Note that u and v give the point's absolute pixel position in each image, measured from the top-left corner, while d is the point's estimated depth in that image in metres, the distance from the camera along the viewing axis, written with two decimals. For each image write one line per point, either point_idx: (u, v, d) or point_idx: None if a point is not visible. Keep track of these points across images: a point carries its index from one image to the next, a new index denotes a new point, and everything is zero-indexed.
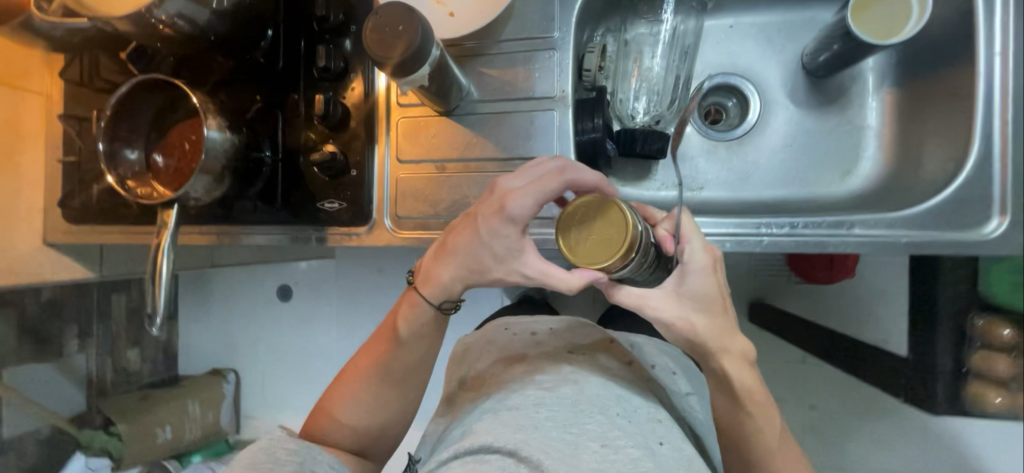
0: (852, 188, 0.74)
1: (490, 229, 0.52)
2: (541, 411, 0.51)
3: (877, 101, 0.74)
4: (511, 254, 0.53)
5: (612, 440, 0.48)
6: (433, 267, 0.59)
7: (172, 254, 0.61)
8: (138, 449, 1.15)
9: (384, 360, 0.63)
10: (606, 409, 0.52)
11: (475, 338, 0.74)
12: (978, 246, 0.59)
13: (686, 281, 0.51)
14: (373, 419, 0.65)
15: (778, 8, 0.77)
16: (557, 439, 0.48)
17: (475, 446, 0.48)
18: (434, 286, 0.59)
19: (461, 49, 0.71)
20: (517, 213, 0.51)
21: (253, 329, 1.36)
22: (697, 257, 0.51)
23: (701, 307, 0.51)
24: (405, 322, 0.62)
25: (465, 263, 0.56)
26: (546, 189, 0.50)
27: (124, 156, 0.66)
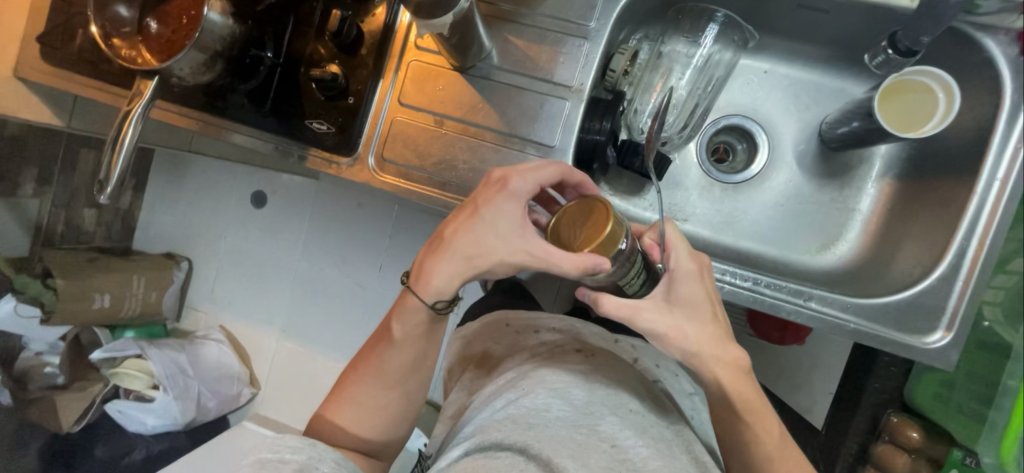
0: (825, 263, 0.75)
1: (495, 205, 0.55)
2: (552, 410, 0.57)
3: (876, 189, 0.74)
4: (513, 232, 0.54)
5: (622, 443, 0.55)
6: (430, 268, 0.59)
7: (140, 124, 0.59)
8: (70, 308, 1.13)
9: (378, 359, 0.65)
10: (614, 410, 0.59)
11: (480, 327, 0.83)
12: (916, 352, 0.60)
13: (674, 287, 0.55)
14: (366, 422, 0.65)
15: (816, 68, 0.75)
16: (568, 438, 0.54)
17: (485, 443, 0.54)
18: (428, 285, 0.59)
19: (494, 10, 0.69)
20: (521, 189, 0.56)
21: (218, 225, 1.34)
22: (682, 263, 0.55)
23: (692, 316, 0.54)
24: (398, 322, 0.63)
25: (462, 246, 0.56)
26: (545, 173, 0.57)
27: (115, 12, 0.63)
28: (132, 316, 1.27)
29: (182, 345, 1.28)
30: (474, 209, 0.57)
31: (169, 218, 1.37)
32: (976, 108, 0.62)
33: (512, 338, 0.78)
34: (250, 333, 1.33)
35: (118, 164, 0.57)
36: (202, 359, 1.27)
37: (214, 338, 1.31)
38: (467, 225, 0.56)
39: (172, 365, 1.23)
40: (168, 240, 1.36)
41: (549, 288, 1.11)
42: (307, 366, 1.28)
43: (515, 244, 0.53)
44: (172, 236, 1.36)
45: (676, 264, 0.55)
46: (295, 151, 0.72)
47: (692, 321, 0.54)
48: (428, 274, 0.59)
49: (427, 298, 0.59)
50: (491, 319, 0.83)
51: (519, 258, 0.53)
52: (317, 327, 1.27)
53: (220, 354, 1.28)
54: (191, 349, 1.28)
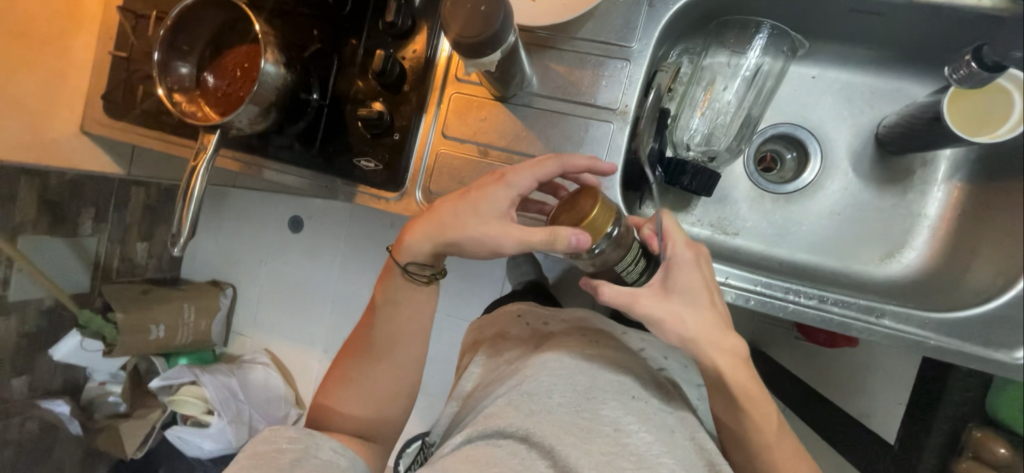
0: (891, 273, 0.72)
1: (489, 194, 0.56)
2: (553, 397, 0.56)
3: (943, 192, 0.71)
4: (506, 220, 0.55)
5: (624, 426, 0.53)
6: (408, 235, 0.61)
7: (208, 174, 0.63)
8: (130, 341, 1.17)
9: (387, 350, 0.66)
10: (617, 395, 0.57)
11: (494, 317, 0.83)
12: (1003, 368, 0.57)
13: (673, 275, 0.55)
14: (361, 406, 0.66)
15: (869, 69, 0.72)
16: (570, 422, 0.53)
17: (488, 431, 0.54)
18: (409, 252, 0.61)
19: (531, 37, 0.69)
20: (517, 184, 0.55)
21: (257, 250, 1.36)
22: (679, 252, 0.55)
23: (690, 302, 0.54)
24: (383, 290, 0.66)
25: (445, 216, 0.57)
26: (544, 172, 0.56)
27: (176, 69, 0.66)
28: (184, 344, 1.30)
29: (232, 369, 1.31)
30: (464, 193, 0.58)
31: (209, 246, 1.40)
32: None
33: (519, 327, 0.78)
34: (292, 354, 1.35)
35: (187, 219, 0.62)
36: (249, 382, 1.29)
37: (259, 361, 1.34)
38: (456, 204, 0.58)
39: (224, 390, 1.26)
40: (211, 268, 1.40)
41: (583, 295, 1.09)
42: None
43: (497, 230, 0.54)
44: (214, 264, 1.40)
45: (673, 253, 0.55)
46: (342, 189, 0.74)
47: (690, 306, 0.54)
48: (411, 240, 0.60)
49: (403, 261, 0.61)
50: (500, 314, 0.83)
51: (496, 241, 0.55)
52: None
53: (267, 377, 1.31)
54: (240, 373, 1.30)
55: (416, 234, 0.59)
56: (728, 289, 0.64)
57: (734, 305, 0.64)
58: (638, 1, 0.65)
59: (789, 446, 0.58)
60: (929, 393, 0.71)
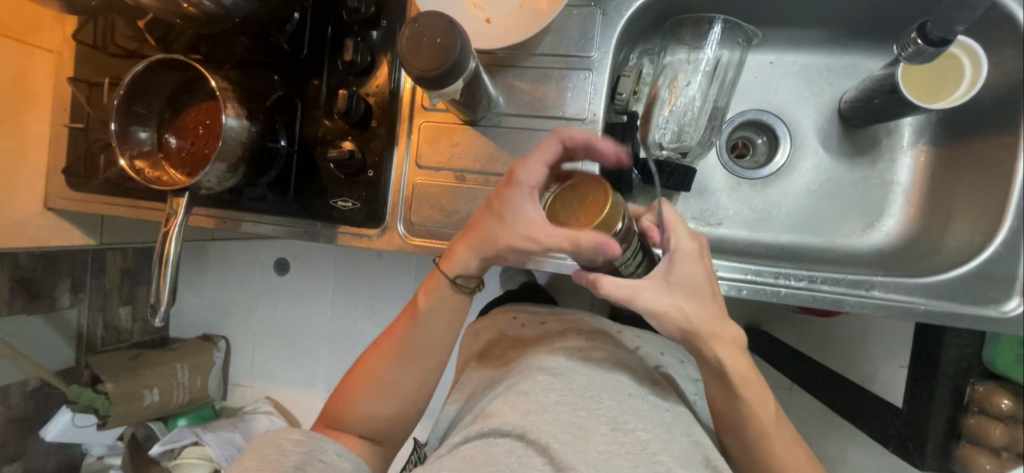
0: (875, 242, 0.73)
1: (505, 197, 0.56)
2: (550, 396, 0.55)
3: (911, 159, 0.72)
4: (517, 217, 0.55)
5: (622, 424, 0.52)
6: (454, 246, 0.60)
7: (182, 236, 0.62)
8: (124, 409, 1.12)
9: (381, 378, 0.64)
10: (614, 393, 0.57)
11: (491, 322, 0.82)
12: (995, 324, 0.58)
13: (674, 267, 0.54)
14: (384, 403, 0.64)
15: (823, 49, 0.74)
16: (566, 421, 0.52)
17: (485, 430, 0.53)
18: (453, 263, 0.60)
19: (491, 58, 0.69)
20: (526, 180, 0.55)
21: (244, 298, 1.33)
22: (681, 244, 0.55)
23: (691, 294, 0.54)
24: (426, 293, 0.63)
25: (480, 228, 0.58)
26: (547, 153, 0.56)
27: (135, 135, 0.65)
28: (182, 404, 1.24)
29: (234, 424, 1.26)
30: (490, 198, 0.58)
31: (195, 302, 1.36)
32: (1002, 65, 0.60)
33: (518, 330, 0.76)
34: (296, 398, 1.31)
35: (166, 284, 0.60)
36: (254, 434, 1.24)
37: (262, 410, 1.29)
38: (487, 212, 0.57)
39: (228, 447, 1.21)
40: (198, 323, 1.36)
41: (581, 296, 1.08)
42: None
43: (516, 227, 0.55)
44: (202, 318, 1.36)
45: (677, 244, 0.55)
46: (324, 232, 0.73)
47: (691, 299, 0.54)
48: (456, 251, 0.60)
49: (449, 273, 0.60)
50: (500, 313, 0.82)
51: (523, 242, 0.54)
52: None
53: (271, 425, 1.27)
54: (243, 426, 1.25)
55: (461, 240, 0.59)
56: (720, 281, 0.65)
57: (728, 296, 0.65)
58: (591, 11, 0.66)
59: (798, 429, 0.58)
60: (928, 353, 0.72)
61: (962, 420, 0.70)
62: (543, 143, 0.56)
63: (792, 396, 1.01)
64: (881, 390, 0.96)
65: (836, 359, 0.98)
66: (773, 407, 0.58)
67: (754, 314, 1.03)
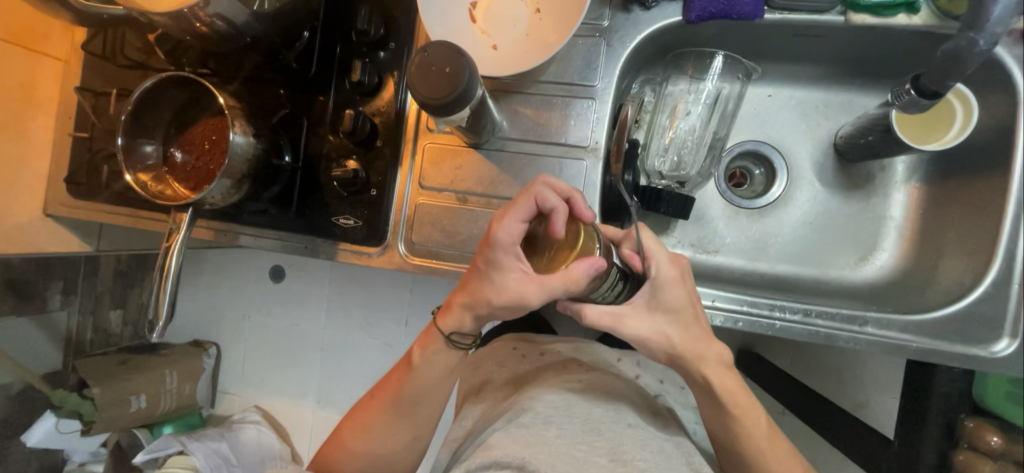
0: (868, 275, 0.74)
1: (488, 256, 0.50)
2: (549, 429, 0.55)
3: (903, 194, 0.74)
4: (501, 278, 0.50)
5: (622, 455, 0.52)
6: (451, 297, 0.57)
7: (183, 252, 0.61)
8: (110, 416, 1.10)
9: (377, 422, 0.65)
10: (612, 424, 0.57)
11: (490, 351, 0.81)
12: (986, 363, 0.59)
13: (658, 296, 0.53)
14: (377, 453, 0.66)
15: (820, 85, 0.76)
16: (566, 453, 0.52)
17: (486, 462, 0.52)
18: (450, 318, 0.58)
19: (497, 84, 0.70)
20: (505, 241, 0.48)
21: (238, 305, 1.32)
22: (664, 271, 0.53)
23: (674, 320, 0.55)
24: (420, 348, 0.62)
25: (470, 284, 0.54)
26: (519, 211, 0.47)
27: (141, 149, 0.65)
28: (168, 411, 1.22)
29: (221, 433, 1.24)
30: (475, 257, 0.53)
31: (188, 307, 1.35)
32: (992, 109, 0.62)
33: (518, 361, 0.77)
34: (286, 408, 1.29)
35: (165, 300, 0.60)
36: (241, 445, 1.22)
37: (251, 420, 1.27)
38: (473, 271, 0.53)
39: (214, 457, 1.20)
40: (190, 328, 1.34)
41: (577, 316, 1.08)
42: None
43: (506, 290, 0.49)
44: (194, 323, 1.34)
45: (657, 272, 0.53)
46: (323, 248, 0.73)
47: (674, 323, 0.55)
48: (450, 306, 0.57)
49: (445, 329, 0.58)
50: (497, 343, 0.81)
51: (512, 303, 0.50)
52: (349, 394, 1.25)
53: (259, 436, 1.24)
54: (230, 436, 1.24)
55: (458, 295, 0.56)
56: (718, 311, 0.65)
57: (724, 327, 0.65)
58: (596, 42, 0.68)
59: (792, 464, 0.59)
60: (920, 388, 0.73)
61: (954, 457, 0.70)
62: (516, 200, 0.48)
63: (785, 422, 1.01)
64: (871, 419, 0.96)
65: (827, 386, 0.99)
66: (772, 439, 0.58)
67: (747, 339, 1.04)
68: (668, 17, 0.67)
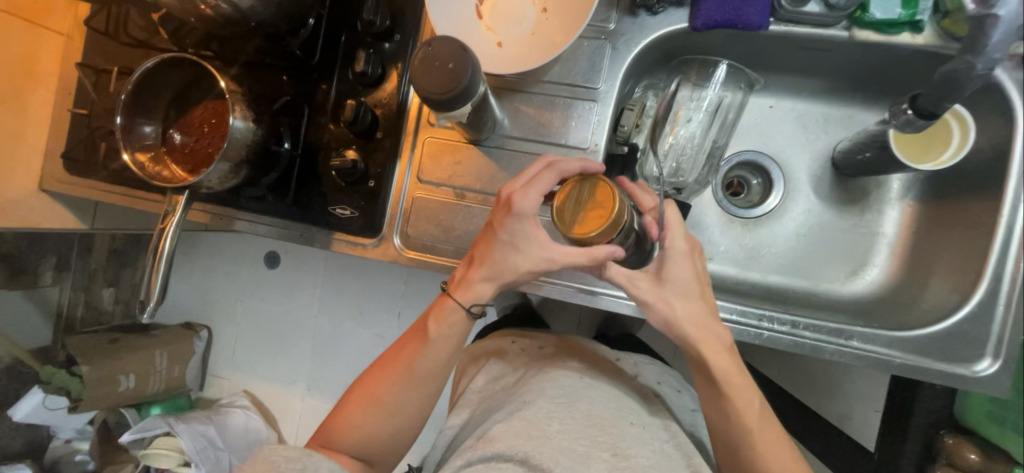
0: (857, 290, 0.75)
1: (509, 226, 0.55)
2: (552, 423, 0.57)
3: (897, 211, 0.75)
4: (526, 245, 0.55)
5: (623, 450, 0.56)
6: (470, 271, 0.59)
7: (177, 234, 0.61)
8: (97, 394, 1.08)
9: (387, 395, 0.64)
10: (616, 420, 0.59)
11: (489, 344, 0.83)
12: (966, 382, 0.60)
13: (667, 266, 0.55)
14: (383, 428, 0.64)
15: (821, 98, 0.76)
16: (569, 449, 0.55)
17: (489, 454, 0.56)
18: (468, 293, 0.59)
19: (500, 81, 0.70)
20: (528, 210, 0.54)
21: (232, 290, 1.32)
22: (675, 243, 0.55)
23: (682, 293, 0.55)
24: (436, 322, 0.62)
25: (490, 257, 0.57)
26: (541, 182, 0.54)
27: (139, 130, 0.65)
28: (157, 392, 1.21)
29: (209, 416, 1.23)
30: (492, 232, 0.57)
31: (182, 289, 1.35)
32: (989, 131, 0.63)
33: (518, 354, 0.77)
34: (275, 395, 1.29)
35: (157, 280, 0.60)
36: (229, 429, 1.22)
37: (239, 404, 1.27)
38: (494, 243, 0.56)
39: (201, 440, 1.17)
40: (183, 310, 1.34)
41: (569, 316, 1.09)
42: None
43: (534, 257, 0.54)
44: (187, 305, 1.34)
45: (671, 243, 0.55)
46: (318, 237, 0.74)
47: (681, 297, 0.55)
48: (468, 281, 0.59)
49: (466, 302, 0.59)
50: (498, 338, 0.83)
51: (540, 267, 0.54)
52: (339, 384, 1.25)
53: (247, 420, 1.24)
54: (218, 419, 1.22)
55: (478, 268, 0.58)
56: None
57: None
58: (601, 44, 0.68)
59: None
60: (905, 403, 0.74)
61: (933, 471, 0.72)
62: (543, 174, 0.54)
63: None
64: (855, 432, 0.97)
65: (814, 397, 1.00)
66: (775, 445, 0.57)
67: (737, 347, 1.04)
68: (674, 23, 0.67)
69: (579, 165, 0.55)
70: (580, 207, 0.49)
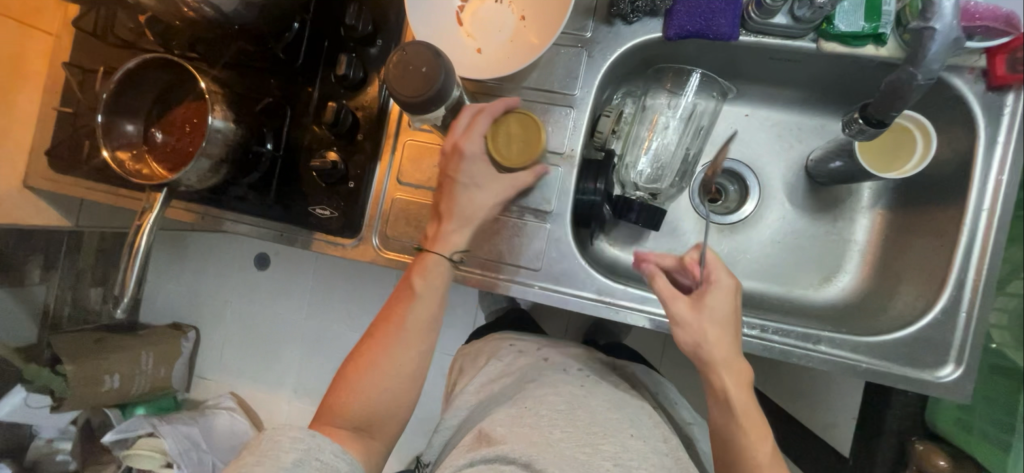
0: (830, 296, 0.76)
1: (464, 169, 0.61)
2: (554, 431, 0.60)
3: (868, 219, 0.76)
4: (480, 183, 0.61)
5: (625, 462, 0.57)
6: (442, 224, 0.62)
7: (154, 230, 0.62)
8: (82, 393, 1.06)
9: (383, 352, 0.60)
10: (616, 430, 0.61)
11: (485, 344, 0.86)
12: (929, 386, 0.61)
13: (709, 295, 0.58)
14: (382, 387, 0.60)
15: (795, 108, 0.78)
16: (570, 457, 0.57)
17: (491, 455, 0.59)
18: (442, 243, 0.62)
19: (479, 86, 0.71)
20: (475, 151, 0.60)
21: (221, 291, 1.32)
22: (720, 280, 0.58)
23: (717, 323, 0.57)
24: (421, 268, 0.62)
25: (452, 202, 0.62)
26: (479, 125, 0.61)
27: (121, 128, 0.66)
28: (142, 392, 1.21)
29: (194, 417, 1.23)
30: (449, 179, 0.62)
31: (170, 289, 1.35)
32: (953, 142, 0.65)
33: (515, 356, 0.78)
34: (261, 397, 1.29)
35: (132, 275, 0.60)
36: (214, 431, 1.22)
37: (225, 406, 1.27)
38: (453, 188, 0.61)
39: (184, 441, 1.16)
40: (171, 310, 1.34)
41: (555, 321, 1.10)
42: None
43: (490, 191, 0.61)
44: (175, 306, 1.34)
45: (715, 278, 0.59)
46: (299, 237, 0.74)
47: (717, 326, 0.57)
48: (443, 231, 0.62)
49: (445, 250, 0.61)
50: (497, 338, 0.85)
51: (499, 197, 0.62)
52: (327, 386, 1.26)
53: (234, 422, 1.24)
54: (203, 421, 1.22)
55: (450, 219, 0.61)
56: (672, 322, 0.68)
57: None
58: (578, 52, 0.69)
59: None
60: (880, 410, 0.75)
61: None
62: (477, 118, 0.61)
63: None
64: None
65: None
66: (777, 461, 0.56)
67: None
68: (649, 32, 0.68)
69: (501, 104, 0.62)
70: (508, 143, 0.61)
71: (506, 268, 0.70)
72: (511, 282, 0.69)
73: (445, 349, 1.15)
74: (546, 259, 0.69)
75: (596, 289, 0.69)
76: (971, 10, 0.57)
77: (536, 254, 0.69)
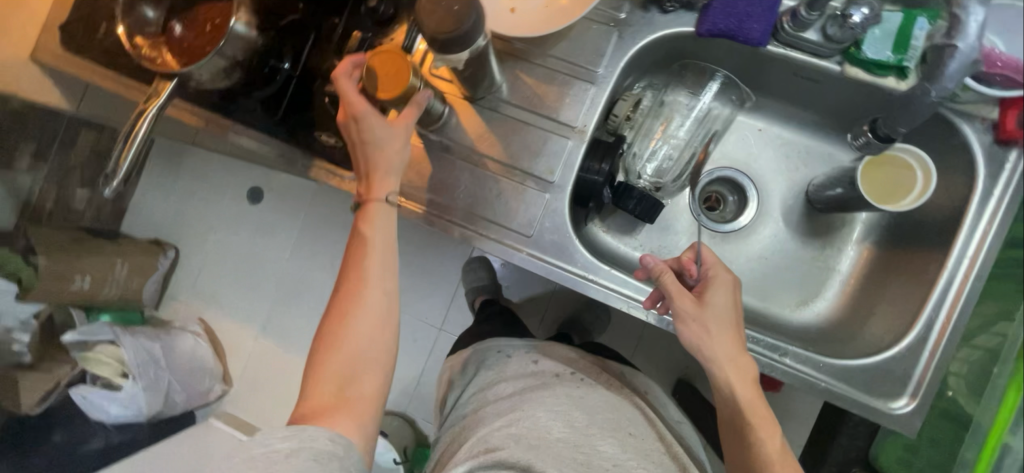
0: (805, 320, 0.77)
1: (362, 128, 0.57)
2: (552, 432, 0.64)
3: (855, 252, 0.78)
4: (385, 132, 0.58)
5: (623, 462, 0.62)
6: (370, 180, 0.59)
7: (154, 119, 0.60)
8: (51, 289, 0.93)
9: (346, 328, 0.56)
10: (613, 432, 0.64)
11: (469, 352, 0.84)
12: (883, 416, 0.63)
13: (711, 291, 0.59)
14: (350, 363, 0.55)
15: (805, 133, 0.80)
16: (569, 457, 0.61)
17: (488, 460, 0.62)
18: (376, 191, 0.59)
19: (507, 46, 0.71)
20: (360, 108, 0.56)
21: (207, 216, 1.31)
22: (719, 274, 0.60)
23: (720, 321, 0.58)
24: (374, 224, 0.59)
25: (371, 159, 0.58)
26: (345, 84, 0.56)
27: (141, 12, 0.65)
28: (110, 296, 1.10)
29: (157, 335, 1.19)
30: (357, 141, 0.58)
31: None
32: (951, 189, 0.66)
33: (500, 359, 0.78)
34: (230, 329, 1.29)
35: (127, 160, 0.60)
36: (176, 352, 1.19)
37: (191, 330, 1.26)
38: (365, 144, 0.58)
39: (144, 355, 1.12)
40: None
41: (532, 309, 1.12)
42: (283, 368, 1.26)
43: (397, 135, 0.58)
44: None
45: (716, 274, 0.60)
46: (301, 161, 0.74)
47: (720, 324, 0.58)
48: (375, 184, 0.59)
49: (384, 192, 0.59)
50: (484, 345, 0.83)
51: (405, 131, 0.59)
52: (299, 329, 1.26)
53: (196, 347, 1.24)
54: (166, 340, 1.19)
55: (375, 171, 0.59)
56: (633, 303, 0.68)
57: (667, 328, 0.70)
58: (609, 30, 0.70)
59: None
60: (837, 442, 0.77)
61: None
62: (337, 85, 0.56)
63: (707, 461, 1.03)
64: None
65: None
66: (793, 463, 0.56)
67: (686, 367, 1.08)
68: (683, 25, 0.68)
69: (347, 65, 0.57)
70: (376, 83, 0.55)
71: (497, 229, 0.70)
72: (501, 243, 0.70)
73: (421, 315, 1.15)
74: (539, 226, 0.70)
75: (582, 265, 0.69)
76: (995, 57, 0.59)
77: (531, 221, 0.70)
